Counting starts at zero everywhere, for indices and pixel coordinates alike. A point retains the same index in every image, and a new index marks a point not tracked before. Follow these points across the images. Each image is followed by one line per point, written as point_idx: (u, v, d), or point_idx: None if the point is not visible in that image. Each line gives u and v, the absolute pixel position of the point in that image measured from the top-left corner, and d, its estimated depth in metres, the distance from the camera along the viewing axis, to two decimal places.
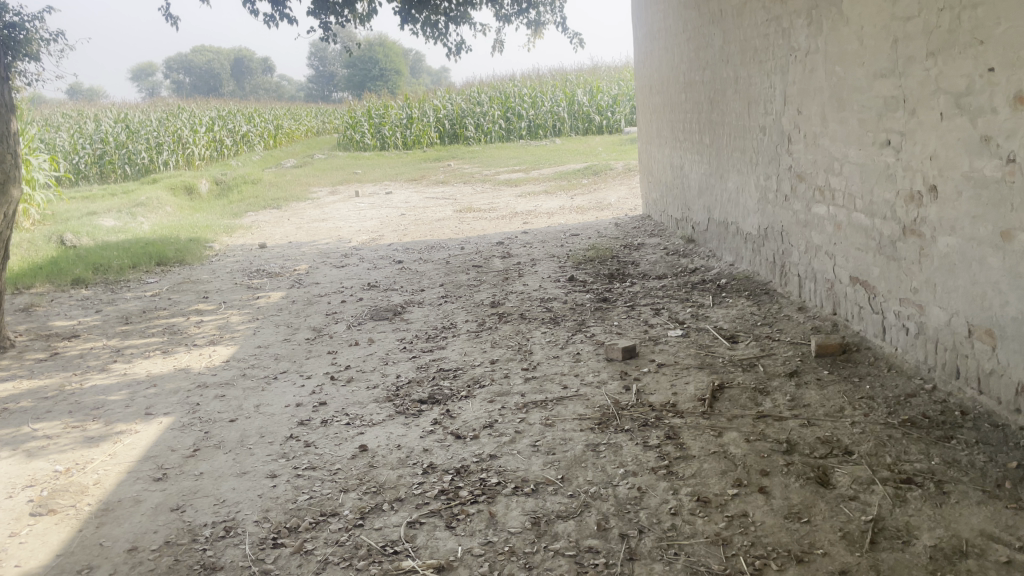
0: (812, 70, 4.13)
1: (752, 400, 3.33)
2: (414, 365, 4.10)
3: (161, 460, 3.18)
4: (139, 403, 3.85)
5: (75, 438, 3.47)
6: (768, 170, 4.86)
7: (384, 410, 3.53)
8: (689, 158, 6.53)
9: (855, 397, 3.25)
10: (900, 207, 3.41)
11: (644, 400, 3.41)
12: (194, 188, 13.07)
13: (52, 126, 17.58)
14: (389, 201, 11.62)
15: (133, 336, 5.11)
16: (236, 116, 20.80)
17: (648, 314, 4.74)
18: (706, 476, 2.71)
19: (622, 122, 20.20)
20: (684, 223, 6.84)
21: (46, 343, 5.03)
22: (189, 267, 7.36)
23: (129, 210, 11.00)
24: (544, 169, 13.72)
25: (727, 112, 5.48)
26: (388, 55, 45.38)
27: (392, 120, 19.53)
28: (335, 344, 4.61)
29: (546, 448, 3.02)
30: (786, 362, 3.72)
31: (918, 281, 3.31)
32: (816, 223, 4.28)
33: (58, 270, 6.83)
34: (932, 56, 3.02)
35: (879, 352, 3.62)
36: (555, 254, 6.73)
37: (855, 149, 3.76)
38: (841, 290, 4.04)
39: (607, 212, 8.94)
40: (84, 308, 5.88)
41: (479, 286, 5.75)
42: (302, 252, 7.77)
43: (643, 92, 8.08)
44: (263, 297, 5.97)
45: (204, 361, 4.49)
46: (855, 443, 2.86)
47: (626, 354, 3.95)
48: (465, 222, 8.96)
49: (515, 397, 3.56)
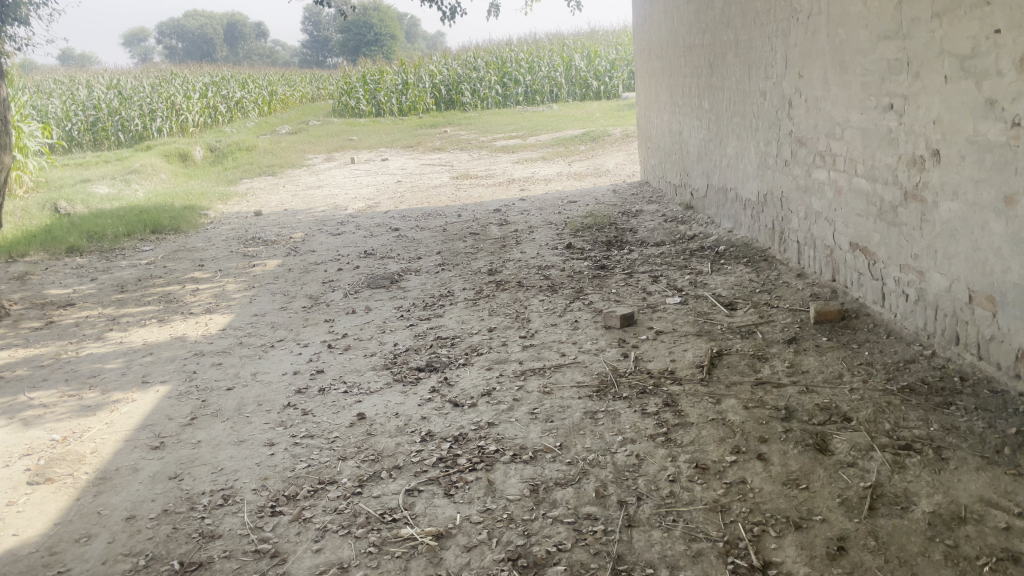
0: (814, 33, 4.06)
1: (750, 367, 3.32)
2: (411, 334, 4.09)
3: (158, 428, 3.17)
4: (136, 372, 3.84)
5: (72, 406, 3.46)
6: (768, 135, 4.81)
7: (381, 378, 3.52)
8: (688, 124, 6.47)
9: (854, 364, 3.24)
10: (902, 172, 3.37)
11: (642, 368, 3.40)
12: (188, 155, 12.96)
13: (44, 93, 17.36)
14: (384, 168, 11.54)
15: (128, 305, 5.08)
16: (230, 83, 20.55)
17: (646, 281, 4.71)
18: (705, 443, 2.71)
19: (620, 87, 20.01)
20: (683, 190, 6.79)
21: (42, 312, 5.00)
22: (184, 235, 7.32)
23: (124, 177, 10.90)
24: (541, 135, 13.60)
25: (728, 76, 5.40)
26: (384, 20, 44.81)
27: (388, 86, 19.34)
28: (332, 312, 4.58)
29: (544, 415, 3.02)
30: (785, 329, 3.71)
31: (919, 247, 3.29)
32: (816, 188, 4.23)
33: (51, 238, 6.77)
34: (937, 17, 2.97)
35: (879, 319, 3.60)
36: (552, 221, 6.69)
37: (857, 113, 3.71)
38: (840, 257, 4.01)
39: (605, 179, 8.87)
40: (79, 276, 5.85)
41: (476, 253, 5.72)
42: (298, 220, 7.71)
43: (641, 57, 7.97)
44: (259, 264, 5.94)
45: (201, 329, 4.47)
46: (854, 410, 2.85)
47: (624, 321, 3.93)
48: (462, 189, 8.89)
49: (513, 364, 3.55)
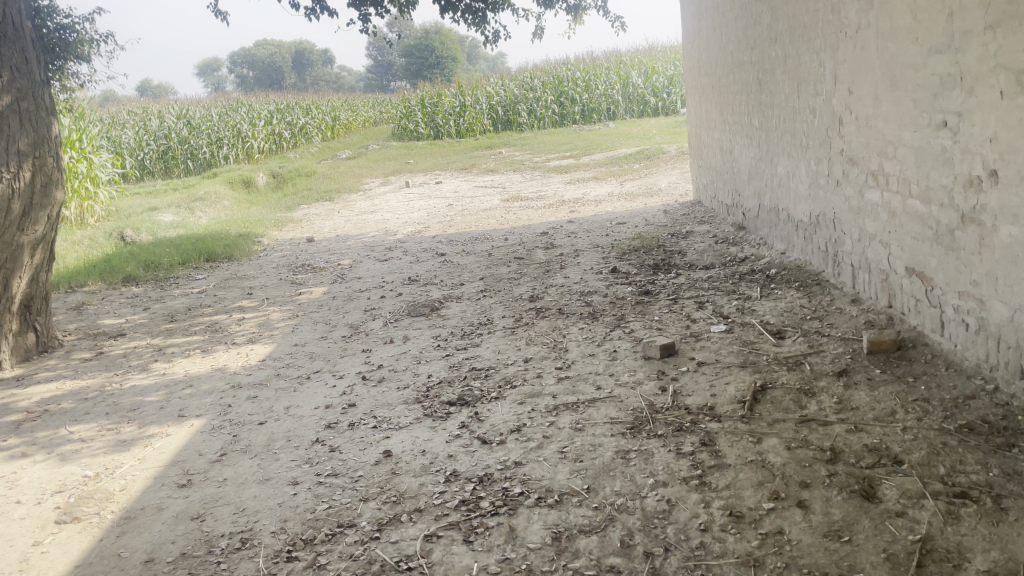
0: (863, 48, 3.87)
1: (795, 403, 3.13)
2: (446, 365, 4.01)
3: (187, 465, 3.16)
4: (174, 405, 3.86)
5: (108, 441, 3.49)
6: (819, 154, 4.61)
7: (412, 413, 3.45)
8: (739, 143, 6.28)
9: (909, 400, 3.02)
10: (958, 193, 3.16)
11: (680, 403, 3.24)
12: (251, 182, 13.27)
13: (118, 124, 18.06)
14: (437, 191, 11.59)
15: (176, 335, 5.15)
16: (294, 109, 21.05)
17: (691, 308, 4.55)
18: (741, 488, 2.55)
19: (679, 103, 19.73)
20: (735, 210, 6.58)
21: (93, 342, 5.11)
22: (237, 263, 7.44)
23: (188, 205, 11.21)
24: (595, 154, 13.49)
25: (777, 93, 5.22)
26: (444, 43, 45.40)
27: (446, 108, 19.59)
28: (370, 342, 4.55)
29: (574, 455, 2.90)
30: (836, 360, 3.51)
31: (978, 273, 3.06)
32: (869, 210, 4.02)
33: (110, 268, 6.95)
34: (991, 29, 2.79)
35: (938, 349, 3.37)
36: (600, 244, 6.57)
37: (909, 131, 3.50)
38: (896, 282, 3.78)
39: (657, 198, 8.71)
40: (133, 306, 5.97)
41: (519, 279, 5.64)
42: (348, 246, 7.77)
43: (692, 74, 7.80)
44: (305, 292, 5.97)
45: (241, 360, 4.49)
46: (905, 452, 2.65)
47: (665, 352, 3.79)
48: (512, 212, 8.84)
49: (547, 399, 3.44)
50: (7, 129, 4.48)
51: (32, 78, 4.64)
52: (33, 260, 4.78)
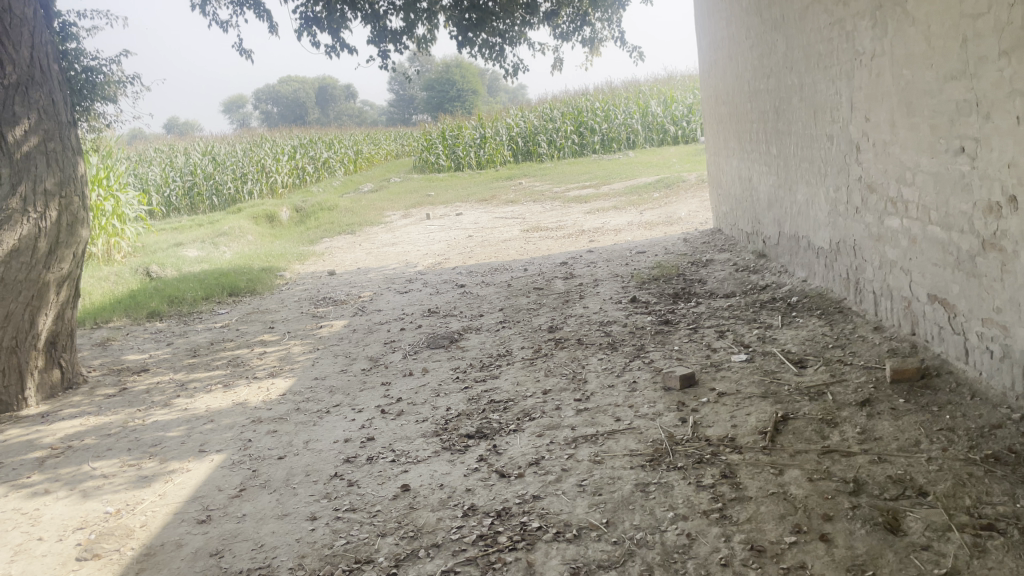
0: (878, 75, 3.87)
1: (818, 434, 3.08)
2: (465, 397, 4.00)
3: (207, 501, 3.17)
4: (195, 440, 3.88)
5: (129, 477, 3.51)
6: (837, 181, 4.59)
7: (430, 446, 3.44)
8: (757, 171, 6.27)
9: (934, 429, 2.97)
10: (978, 219, 3.13)
11: (700, 434, 3.21)
12: (275, 216, 13.44)
13: (145, 161, 18.40)
14: (458, 222, 11.67)
15: (198, 370, 5.20)
16: (317, 145, 21.37)
17: (711, 337, 4.51)
18: (763, 521, 2.51)
19: (698, 132, 19.73)
20: (755, 237, 6.55)
21: (117, 378, 5.16)
22: (260, 297, 7.52)
23: (213, 240, 11.36)
24: (615, 184, 13.52)
25: (794, 121, 5.22)
26: (464, 76, 45.91)
27: (466, 140, 19.87)
28: (389, 375, 4.56)
29: (593, 488, 2.87)
30: (859, 390, 3.45)
31: (1001, 300, 3.02)
32: (890, 236, 3.98)
33: (135, 303, 7.05)
34: (1005, 55, 2.79)
35: (963, 377, 3.31)
36: (619, 273, 6.56)
37: (927, 157, 3.48)
38: (919, 309, 3.73)
39: (676, 227, 8.70)
40: (157, 341, 6.04)
41: (538, 310, 5.64)
42: (369, 278, 7.82)
43: (709, 103, 7.83)
44: (325, 326, 6.01)
45: (262, 394, 4.51)
46: (930, 483, 2.60)
47: (685, 383, 3.76)
48: (531, 242, 8.87)
49: (565, 431, 3.41)
50: (35, 169, 4.57)
51: (58, 117, 4.75)
52: (59, 298, 4.87)
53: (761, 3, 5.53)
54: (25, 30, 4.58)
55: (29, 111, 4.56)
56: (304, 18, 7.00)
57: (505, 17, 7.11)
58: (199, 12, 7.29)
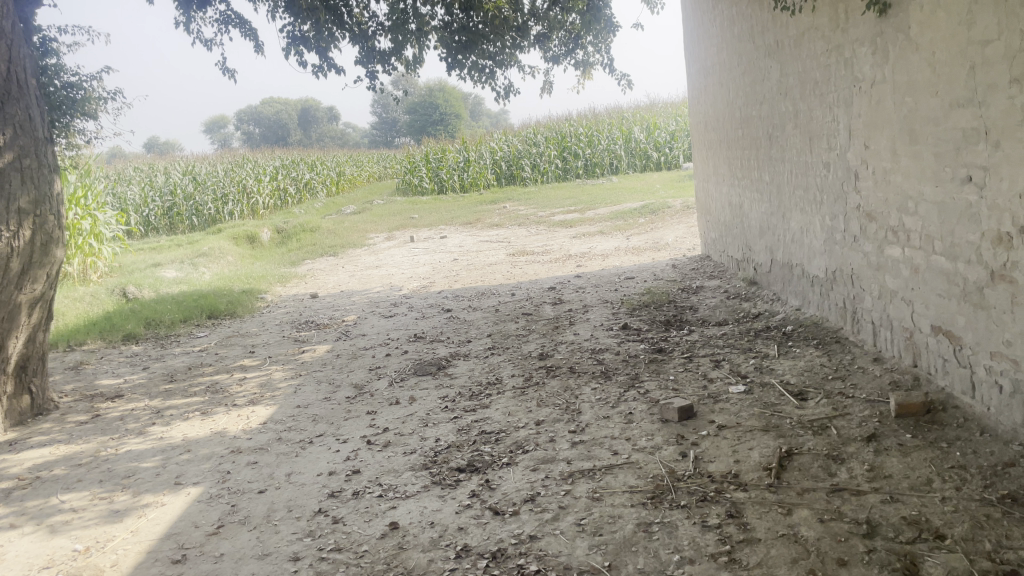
0: (879, 102, 3.81)
1: (825, 471, 2.97)
2: (455, 428, 3.86)
3: (183, 538, 2.99)
4: (170, 472, 3.70)
5: (101, 511, 3.32)
6: (834, 209, 4.52)
7: (420, 480, 3.28)
8: (748, 198, 6.21)
9: (944, 467, 2.86)
10: (986, 250, 3.05)
11: (702, 470, 3.08)
12: (255, 237, 13.24)
13: (124, 180, 18.15)
14: (442, 245, 11.56)
15: (175, 396, 5.00)
16: (299, 166, 21.22)
17: (707, 367, 4.40)
18: (774, 566, 2.38)
19: (681, 158, 19.80)
20: (745, 264, 6.48)
21: (89, 404, 4.96)
22: (239, 320, 7.33)
23: (192, 261, 11.14)
24: (600, 208, 13.49)
25: (788, 147, 5.17)
26: (448, 100, 46.04)
27: (450, 163, 19.80)
28: (375, 404, 4.40)
29: (592, 528, 2.73)
30: (863, 424, 3.35)
31: (1011, 333, 2.93)
32: (890, 266, 3.91)
33: (110, 326, 6.83)
34: (1017, 82, 2.72)
35: (970, 412, 3.22)
36: (608, 299, 6.46)
37: (931, 186, 3.41)
38: (922, 340, 3.65)
39: (664, 253, 8.63)
40: (132, 365, 5.84)
41: (527, 336, 5.51)
42: (352, 302, 7.67)
43: (698, 129, 7.80)
44: (308, 350, 5.84)
45: (242, 423, 4.33)
46: (946, 526, 2.49)
47: (683, 415, 3.63)
48: (518, 266, 8.76)
49: (561, 465, 3.28)
50: (8, 186, 4.40)
51: (35, 133, 4.59)
52: (30, 320, 4.67)
53: (753, 30, 5.50)
54: (3, 43, 4.41)
55: (4, 127, 4.39)
56: (291, 37, 6.89)
57: (496, 39, 7.05)
58: (182, 29, 7.15)
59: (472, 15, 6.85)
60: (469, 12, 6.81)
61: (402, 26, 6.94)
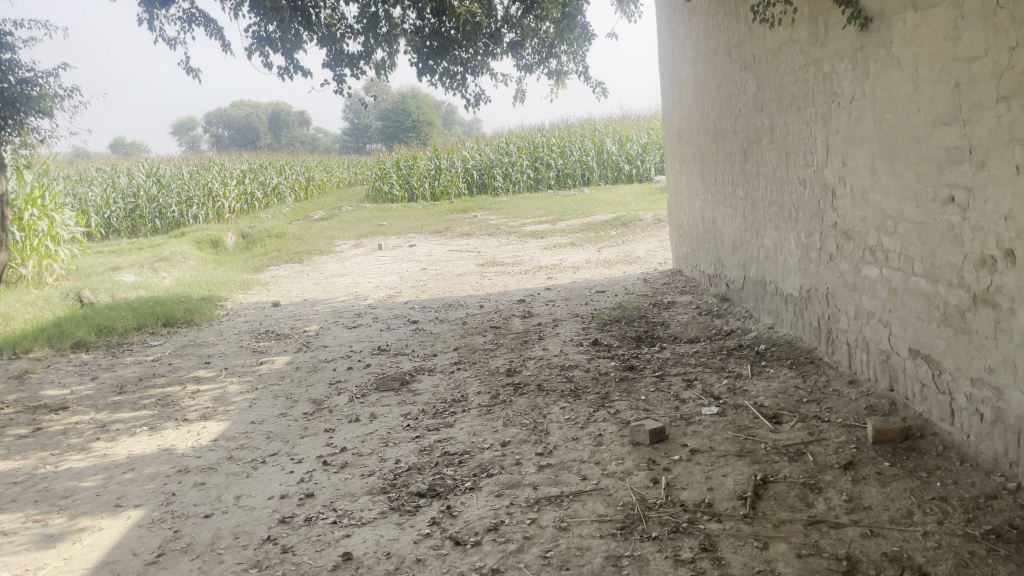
0: (858, 118, 3.72)
1: (801, 501, 2.84)
2: (416, 449, 3.68)
3: (119, 567, 2.78)
4: (111, 493, 3.47)
5: (32, 536, 3.09)
6: (810, 227, 4.43)
7: (377, 506, 3.10)
8: (722, 213, 6.12)
9: (925, 499, 2.75)
10: (969, 272, 2.95)
11: (675, 498, 2.94)
12: (219, 242, 12.93)
13: (85, 181, 17.69)
14: (411, 254, 11.35)
15: (122, 410, 4.75)
16: (267, 170, 20.90)
17: (679, 387, 4.27)
18: None
19: (652, 170, 19.79)
20: (717, 280, 6.38)
21: (31, 417, 4.69)
22: (196, 328, 7.07)
23: (152, 265, 10.82)
24: (571, 219, 13.40)
25: (763, 162, 5.07)
26: (420, 108, 45.86)
27: (421, 171, 19.61)
28: (334, 421, 4.20)
29: (559, 561, 2.57)
30: (840, 451, 3.23)
31: (994, 360, 2.83)
32: (867, 286, 3.81)
33: (60, 332, 6.54)
34: (1004, 101, 2.63)
35: (949, 440, 3.12)
36: (578, 313, 6.32)
37: (911, 205, 3.32)
38: (899, 364, 3.55)
39: (635, 266, 8.54)
40: (80, 375, 5.57)
41: (494, 350, 5.34)
42: (315, 311, 7.44)
43: (671, 141, 7.72)
44: (267, 362, 5.63)
45: (192, 439, 4.11)
46: (930, 563, 2.36)
47: (654, 438, 3.50)
48: (487, 277, 8.60)
49: (527, 491, 3.12)
50: None
51: None
52: None
53: (729, 43, 5.42)
54: None
55: None
56: (256, 37, 6.65)
57: (468, 45, 6.92)
58: (145, 27, 6.92)
59: (444, 21, 6.70)
60: (441, 17, 6.66)
61: (373, 29, 6.76)
